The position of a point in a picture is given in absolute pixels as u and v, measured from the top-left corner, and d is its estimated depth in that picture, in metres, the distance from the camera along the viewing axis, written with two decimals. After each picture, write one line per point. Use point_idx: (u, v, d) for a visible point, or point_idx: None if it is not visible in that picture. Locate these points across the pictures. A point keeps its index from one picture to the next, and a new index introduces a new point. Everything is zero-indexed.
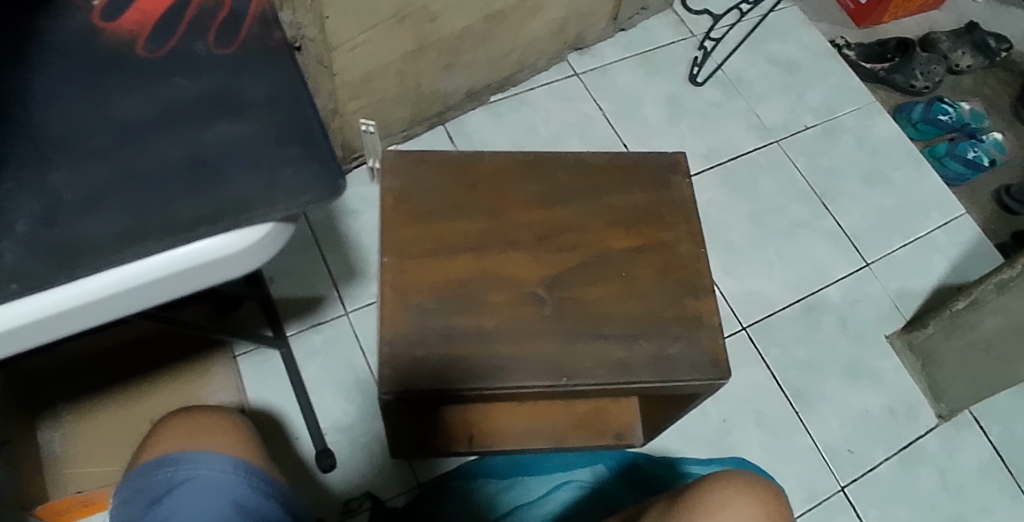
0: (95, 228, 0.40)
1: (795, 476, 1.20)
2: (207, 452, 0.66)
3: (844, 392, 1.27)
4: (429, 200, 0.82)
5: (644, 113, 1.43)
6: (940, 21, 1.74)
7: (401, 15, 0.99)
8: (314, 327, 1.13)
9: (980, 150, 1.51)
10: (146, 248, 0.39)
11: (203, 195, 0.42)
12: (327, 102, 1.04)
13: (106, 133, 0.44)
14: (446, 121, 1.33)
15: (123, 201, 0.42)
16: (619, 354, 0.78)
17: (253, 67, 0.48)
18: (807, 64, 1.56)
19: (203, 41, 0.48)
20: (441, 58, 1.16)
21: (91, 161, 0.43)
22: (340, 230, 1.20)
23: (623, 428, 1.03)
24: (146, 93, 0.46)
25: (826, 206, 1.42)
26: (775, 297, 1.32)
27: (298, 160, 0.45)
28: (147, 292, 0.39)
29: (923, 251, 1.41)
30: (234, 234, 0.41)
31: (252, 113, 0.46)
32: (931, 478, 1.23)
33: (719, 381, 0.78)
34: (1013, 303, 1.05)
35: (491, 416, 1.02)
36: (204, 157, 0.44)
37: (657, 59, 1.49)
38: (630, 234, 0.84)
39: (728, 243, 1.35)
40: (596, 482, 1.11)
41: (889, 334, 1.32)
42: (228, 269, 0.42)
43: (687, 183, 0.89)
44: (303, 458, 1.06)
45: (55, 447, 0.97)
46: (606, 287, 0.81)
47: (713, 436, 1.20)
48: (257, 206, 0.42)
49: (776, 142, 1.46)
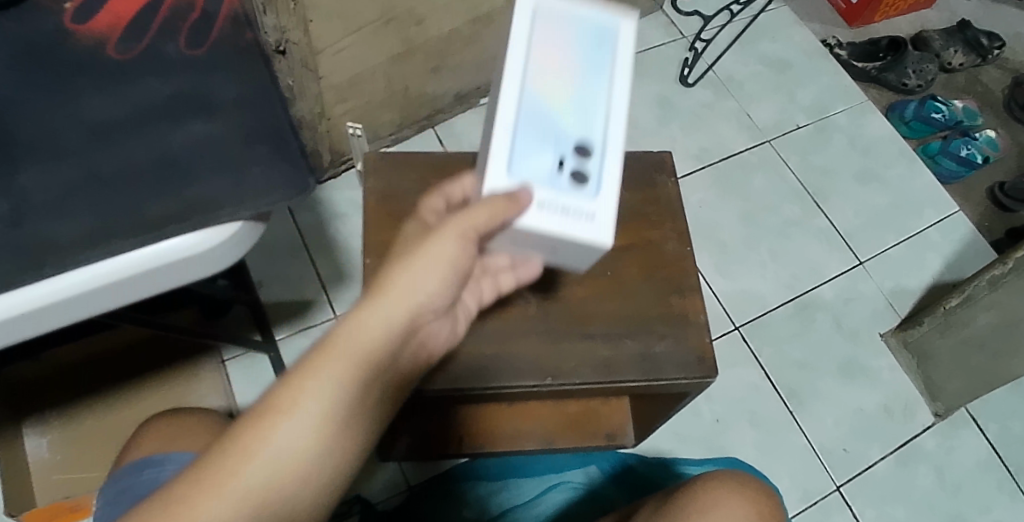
0: (62, 227, 0.41)
1: (790, 476, 1.19)
2: (191, 453, 0.66)
3: (839, 391, 1.26)
4: (413, 201, 0.82)
5: (635, 114, 1.43)
6: (931, 19, 1.74)
7: (386, 18, 0.99)
8: (302, 331, 1.13)
9: (973, 148, 1.50)
10: (113, 248, 0.40)
11: (171, 194, 0.42)
12: (312, 106, 1.05)
13: (75, 134, 0.44)
14: (435, 124, 1.33)
15: (91, 200, 0.42)
16: (606, 353, 0.77)
17: (223, 68, 0.48)
18: (799, 64, 1.56)
19: (174, 42, 0.48)
20: (428, 62, 1.16)
21: (58, 162, 0.43)
22: (330, 234, 1.20)
23: (614, 428, 1.03)
24: (115, 95, 0.45)
25: (819, 205, 1.42)
26: (768, 296, 1.32)
27: (267, 159, 0.45)
28: (118, 291, 0.40)
29: (917, 248, 1.40)
30: (202, 233, 0.42)
31: (222, 113, 0.46)
32: (928, 477, 1.22)
33: (706, 379, 0.78)
34: (1007, 299, 1.04)
35: (486, 417, 1.02)
36: (173, 157, 0.44)
37: (647, 60, 1.49)
38: (615, 233, 0.84)
39: (720, 243, 1.35)
40: (589, 483, 1.09)
41: (883, 332, 1.32)
42: (199, 267, 0.43)
43: (672, 182, 0.89)
44: None
45: (42, 453, 0.99)
46: (592, 286, 0.81)
47: (707, 436, 1.20)
48: (225, 205, 0.42)
49: (768, 141, 1.46)
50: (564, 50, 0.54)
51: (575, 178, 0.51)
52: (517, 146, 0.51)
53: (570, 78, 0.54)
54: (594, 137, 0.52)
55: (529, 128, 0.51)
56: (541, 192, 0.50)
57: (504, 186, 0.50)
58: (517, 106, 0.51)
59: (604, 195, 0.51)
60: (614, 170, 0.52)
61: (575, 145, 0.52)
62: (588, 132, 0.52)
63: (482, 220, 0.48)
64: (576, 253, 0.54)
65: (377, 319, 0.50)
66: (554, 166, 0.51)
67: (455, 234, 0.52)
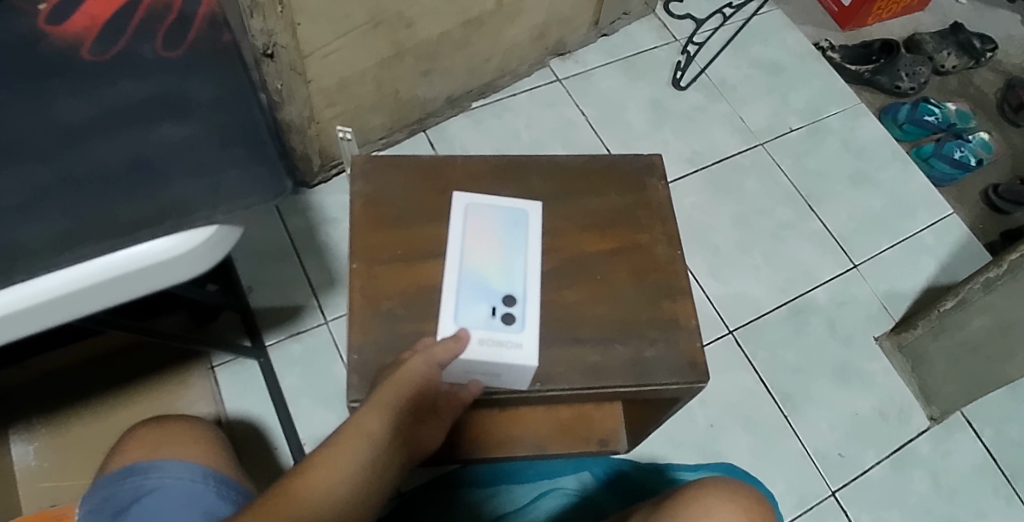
0: (33, 232, 0.40)
1: (785, 481, 1.18)
2: (176, 461, 0.65)
3: (833, 395, 1.25)
4: (400, 205, 0.82)
5: (627, 117, 1.43)
6: (923, 21, 1.74)
7: (375, 21, 0.99)
8: (292, 336, 1.12)
9: (966, 150, 1.51)
10: (86, 252, 0.39)
11: (145, 197, 0.42)
12: (301, 110, 1.04)
13: (48, 136, 0.43)
14: (427, 127, 1.33)
15: (63, 204, 0.41)
16: (596, 359, 0.77)
17: (201, 68, 0.47)
18: (791, 67, 1.56)
19: (150, 44, 0.47)
20: (418, 65, 1.16)
21: (30, 164, 0.42)
22: (321, 239, 1.19)
23: (607, 434, 1.01)
24: (89, 96, 0.45)
25: (812, 208, 1.41)
26: (762, 299, 1.31)
27: (243, 162, 0.44)
28: (86, 298, 0.39)
29: (911, 251, 1.40)
30: (176, 236, 0.40)
31: (198, 115, 0.45)
32: (923, 481, 1.21)
33: (698, 384, 0.77)
34: (1000, 302, 1.04)
35: (477, 424, 1.01)
36: (148, 160, 0.43)
37: (639, 64, 1.48)
38: (605, 237, 0.84)
39: (713, 247, 1.34)
40: (583, 490, 1.08)
41: (877, 336, 1.31)
42: (173, 273, 0.41)
43: (663, 185, 0.88)
44: (282, 470, 1.04)
45: (29, 460, 0.97)
46: (582, 290, 0.80)
47: (701, 442, 1.19)
48: (199, 208, 0.42)
49: (760, 144, 1.46)
50: (490, 232, 0.81)
51: (504, 320, 0.75)
52: (461, 302, 0.76)
53: (496, 251, 0.80)
54: (516, 293, 0.77)
55: (470, 289, 0.77)
56: (480, 332, 0.74)
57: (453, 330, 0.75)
58: (458, 275, 0.77)
59: (524, 331, 0.75)
60: (531, 313, 0.77)
61: (503, 297, 0.76)
62: (511, 287, 0.77)
63: (440, 356, 0.70)
64: (500, 367, 0.74)
65: (373, 422, 0.66)
66: (489, 313, 0.75)
67: (423, 363, 0.69)
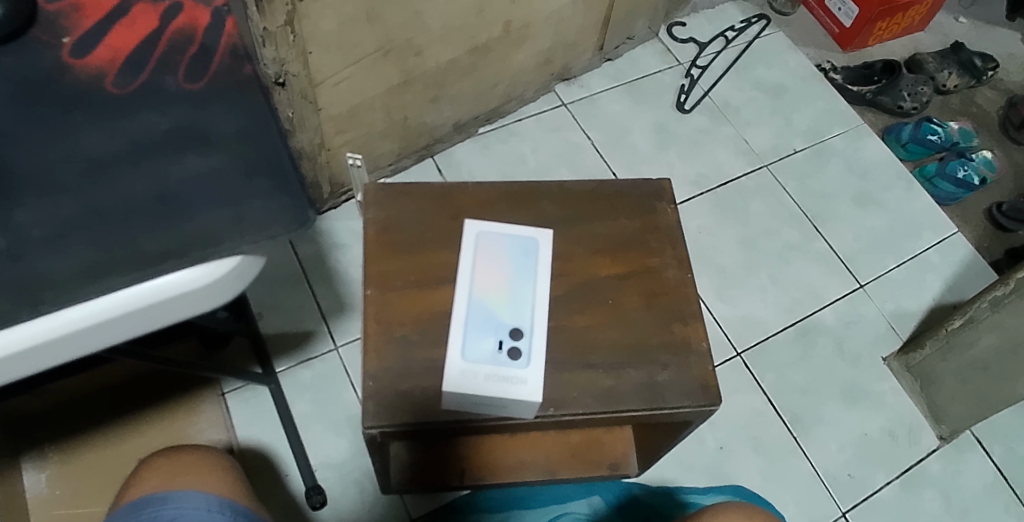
0: (59, 263, 0.40)
1: (795, 503, 1.18)
2: (192, 492, 0.65)
3: (841, 416, 1.25)
4: (413, 232, 0.82)
5: (633, 141, 1.44)
6: (925, 41, 1.75)
7: (385, 48, 1.01)
8: (303, 362, 1.13)
9: (970, 169, 1.49)
10: (112, 283, 0.39)
11: (171, 228, 0.42)
12: (312, 137, 1.05)
13: (73, 170, 0.44)
14: (434, 153, 1.34)
15: (89, 235, 0.42)
16: (608, 383, 0.77)
17: (222, 100, 0.47)
18: (794, 88, 1.57)
19: (172, 76, 0.48)
20: (427, 92, 1.17)
21: (56, 197, 0.43)
22: (330, 265, 1.20)
23: (618, 458, 1.02)
24: (113, 128, 0.46)
25: (818, 229, 1.42)
26: (769, 321, 1.31)
27: (266, 192, 0.45)
28: (114, 328, 0.39)
29: (917, 271, 1.40)
30: (201, 268, 0.41)
31: (221, 146, 0.46)
32: (934, 501, 1.20)
33: (710, 407, 0.78)
34: (1009, 320, 1.03)
35: (488, 449, 1.01)
36: (172, 191, 0.44)
37: (644, 87, 1.50)
38: (615, 261, 0.84)
39: (720, 268, 1.35)
40: (594, 514, 1.11)
41: (885, 357, 1.31)
42: (196, 303, 0.42)
43: (672, 209, 0.89)
44: (294, 496, 1.05)
45: (41, 488, 0.98)
46: (592, 314, 0.81)
47: (711, 465, 1.18)
48: (224, 239, 0.42)
49: (765, 166, 1.47)
50: (500, 262, 0.82)
51: (511, 354, 0.76)
52: (469, 334, 0.77)
53: (505, 282, 0.81)
54: (524, 326, 0.78)
55: (478, 321, 0.78)
56: (485, 365, 0.75)
57: (461, 363, 0.75)
58: (467, 305, 0.79)
59: (529, 365, 0.75)
60: (538, 347, 0.77)
61: (510, 330, 0.77)
62: (519, 320, 0.78)
63: None
64: (505, 404, 0.74)
65: None
66: (496, 347, 0.77)
67: None
